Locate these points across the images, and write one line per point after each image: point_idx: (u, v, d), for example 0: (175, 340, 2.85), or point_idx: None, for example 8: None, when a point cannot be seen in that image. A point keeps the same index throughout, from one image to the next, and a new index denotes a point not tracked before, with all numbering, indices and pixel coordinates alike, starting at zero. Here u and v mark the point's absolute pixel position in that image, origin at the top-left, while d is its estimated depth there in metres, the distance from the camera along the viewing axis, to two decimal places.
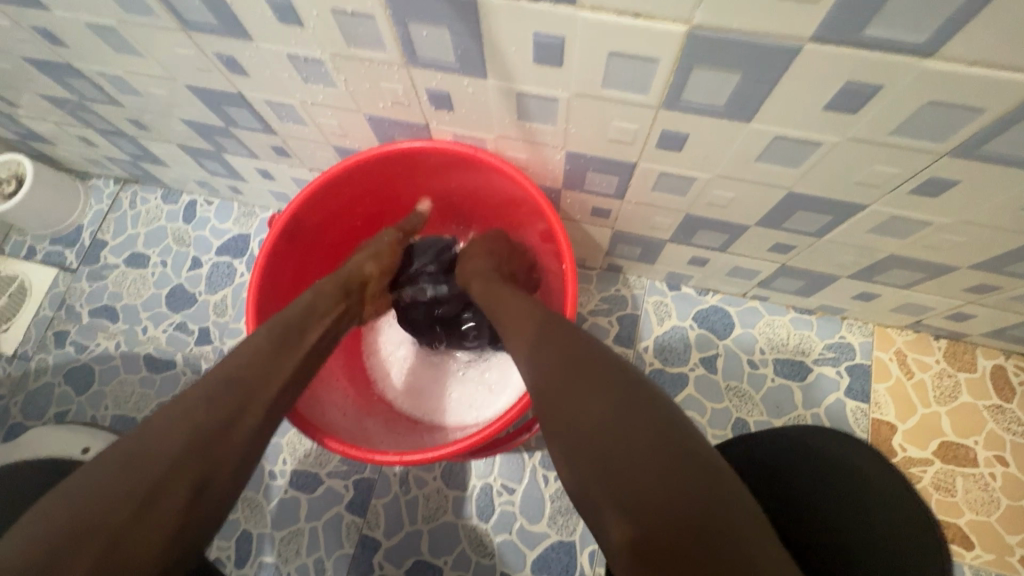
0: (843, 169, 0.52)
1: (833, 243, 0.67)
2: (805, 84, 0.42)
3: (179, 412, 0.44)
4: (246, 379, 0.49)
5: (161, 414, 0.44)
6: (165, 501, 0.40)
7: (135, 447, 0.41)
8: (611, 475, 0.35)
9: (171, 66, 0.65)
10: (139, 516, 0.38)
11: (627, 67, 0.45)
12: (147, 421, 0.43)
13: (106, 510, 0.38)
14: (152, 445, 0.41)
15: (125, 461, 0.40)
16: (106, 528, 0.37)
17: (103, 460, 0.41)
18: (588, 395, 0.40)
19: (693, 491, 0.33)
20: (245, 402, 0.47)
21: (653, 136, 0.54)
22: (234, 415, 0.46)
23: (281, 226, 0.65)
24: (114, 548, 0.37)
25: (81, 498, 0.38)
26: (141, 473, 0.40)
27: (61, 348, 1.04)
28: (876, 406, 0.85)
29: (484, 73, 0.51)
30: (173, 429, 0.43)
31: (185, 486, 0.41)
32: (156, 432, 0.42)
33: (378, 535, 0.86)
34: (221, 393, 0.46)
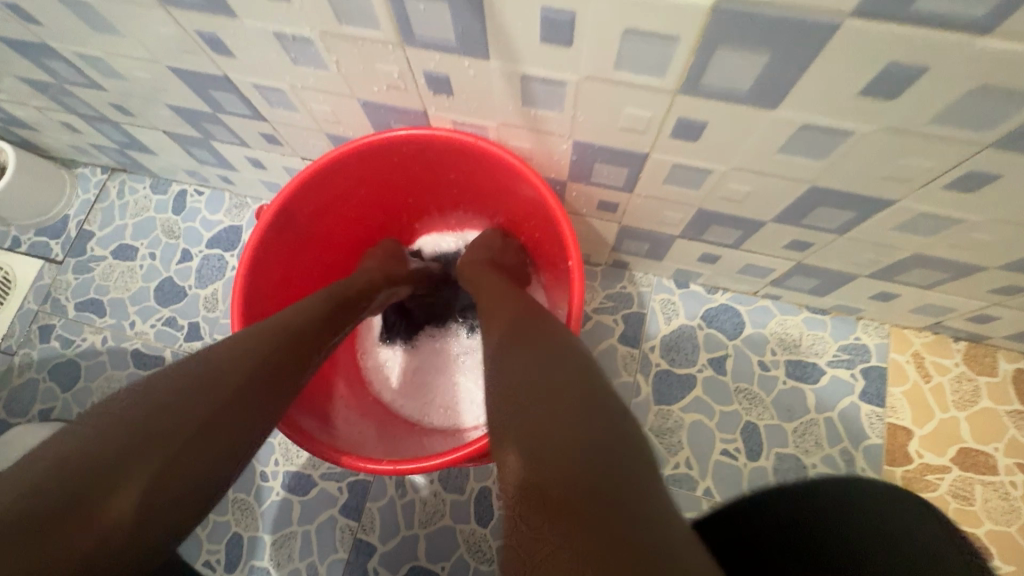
0: (874, 161, 0.48)
1: (855, 240, 0.63)
2: (840, 66, 0.38)
3: (242, 353, 0.44)
4: (297, 335, 0.49)
5: (223, 351, 0.44)
6: (225, 435, 0.39)
7: (201, 367, 0.41)
8: (529, 427, 0.34)
9: (152, 47, 0.61)
10: (203, 441, 0.38)
11: (643, 46, 0.41)
12: (206, 352, 0.43)
13: (173, 428, 0.37)
14: (219, 369, 0.42)
15: (190, 385, 0.39)
16: (170, 446, 0.36)
17: (165, 381, 0.39)
18: (529, 363, 0.40)
19: (604, 445, 0.32)
20: (295, 358, 0.48)
21: (668, 124, 0.50)
22: (286, 368, 0.46)
23: (270, 217, 0.61)
24: (175, 468, 0.36)
25: (143, 404, 0.37)
26: (207, 390, 0.40)
27: (46, 342, 1.00)
28: (892, 410, 0.81)
29: (486, 54, 0.47)
30: (240, 367, 0.43)
31: (243, 426, 0.41)
32: (218, 358, 0.42)
33: (373, 540, 0.83)
34: (272, 343, 0.47)
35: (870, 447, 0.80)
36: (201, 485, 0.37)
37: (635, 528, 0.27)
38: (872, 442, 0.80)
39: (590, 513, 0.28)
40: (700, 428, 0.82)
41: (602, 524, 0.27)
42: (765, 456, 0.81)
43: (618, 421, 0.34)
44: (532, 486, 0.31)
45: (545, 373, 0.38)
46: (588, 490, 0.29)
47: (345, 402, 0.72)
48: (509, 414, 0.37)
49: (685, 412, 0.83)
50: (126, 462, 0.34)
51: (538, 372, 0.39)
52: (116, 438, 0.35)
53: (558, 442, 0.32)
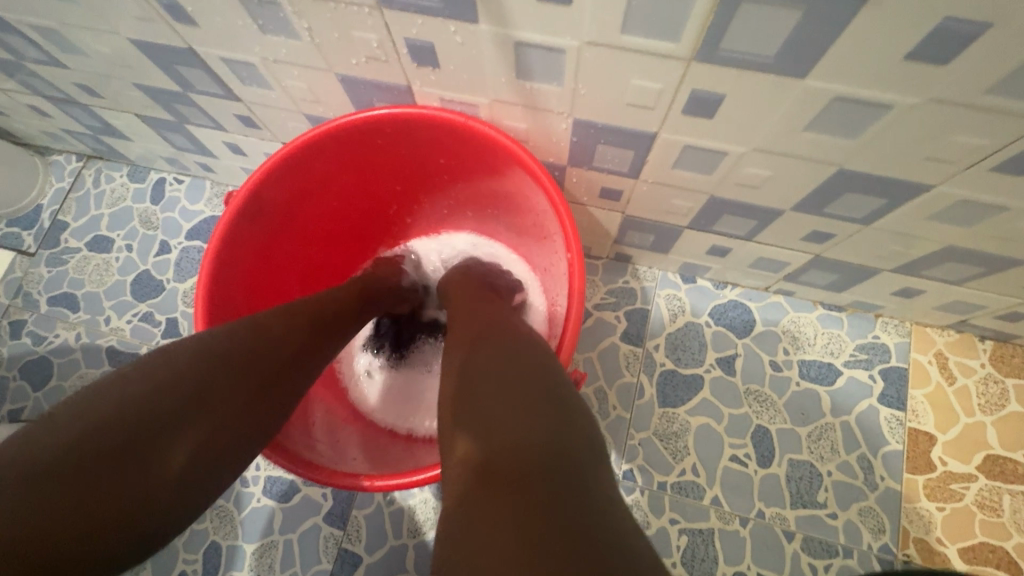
0: (913, 140, 0.42)
1: (882, 231, 0.58)
2: (885, 23, 0.33)
3: (283, 326, 0.46)
4: (324, 314, 0.51)
5: (265, 319, 0.45)
6: (267, 403, 0.42)
7: (242, 339, 0.42)
8: (480, 407, 0.34)
9: (109, 15, 0.55)
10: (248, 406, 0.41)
11: (654, 3, 0.36)
12: (241, 323, 0.44)
13: (223, 391, 0.39)
14: (258, 345, 0.43)
15: (238, 351, 0.41)
16: (223, 407, 0.39)
17: (215, 342, 0.41)
18: (489, 352, 0.40)
19: (552, 423, 0.32)
20: (323, 336, 0.50)
21: (680, 98, 0.44)
22: (317, 345, 0.49)
23: (240, 204, 0.56)
24: (224, 428, 0.39)
25: (189, 368, 0.38)
26: (250, 365, 0.41)
27: (16, 339, 0.95)
28: (913, 414, 0.76)
29: (475, 17, 0.41)
30: (280, 341, 0.45)
31: (279, 396, 0.44)
32: (257, 333, 0.44)
33: (359, 550, 0.78)
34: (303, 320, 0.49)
35: (889, 454, 0.74)
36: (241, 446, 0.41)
37: (571, 496, 0.27)
38: (892, 448, 0.75)
39: (529, 481, 0.27)
40: (708, 433, 0.77)
41: (539, 491, 0.27)
42: (778, 462, 0.76)
43: (568, 406, 0.34)
44: (473, 459, 0.30)
45: (511, 370, 0.37)
46: (531, 463, 0.28)
47: (331, 419, 0.66)
48: (460, 396, 0.37)
49: (692, 416, 0.78)
50: (183, 418, 0.37)
51: (505, 368, 0.37)
52: (173, 394, 0.37)
53: (503, 420, 0.32)
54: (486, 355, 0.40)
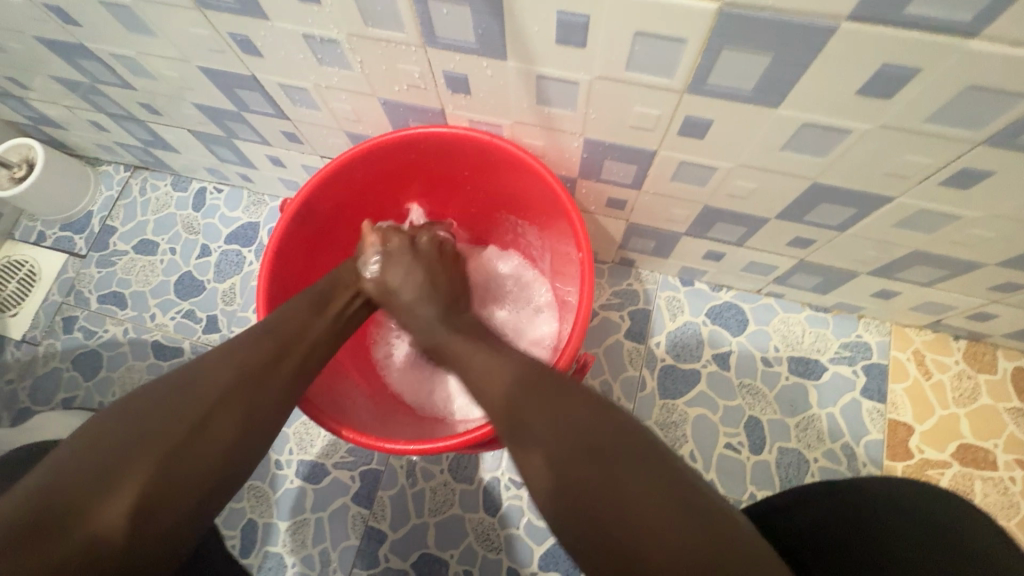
0: (873, 159, 0.50)
1: (856, 237, 0.65)
2: (838, 66, 0.41)
3: (224, 353, 0.47)
4: (287, 335, 0.52)
5: (209, 355, 0.47)
6: (217, 427, 0.42)
7: (188, 376, 0.44)
8: (582, 480, 0.37)
9: (184, 48, 0.64)
10: (193, 435, 0.40)
11: (652, 48, 0.44)
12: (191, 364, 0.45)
13: (163, 427, 0.39)
14: (207, 375, 0.44)
15: (178, 387, 0.42)
16: (163, 440, 0.39)
17: (150, 387, 0.42)
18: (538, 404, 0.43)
19: (655, 480, 0.36)
20: (284, 355, 0.50)
21: (675, 122, 0.52)
22: (278, 361, 0.49)
23: (293, 212, 0.64)
24: (173, 461, 0.39)
25: (126, 416, 0.39)
26: (193, 399, 0.42)
27: (69, 333, 1.03)
28: (893, 406, 0.83)
29: (504, 55, 0.50)
30: (230, 364, 0.46)
31: (235, 416, 0.43)
32: (205, 367, 0.45)
33: (384, 528, 0.85)
34: (265, 348, 0.49)
35: (871, 443, 0.81)
36: (200, 476, 0.40)
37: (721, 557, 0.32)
38: (873, 437, 0.82)
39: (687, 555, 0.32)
40: (705, 422, 0.84)
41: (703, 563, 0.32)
42: (768, 450, 0.82)
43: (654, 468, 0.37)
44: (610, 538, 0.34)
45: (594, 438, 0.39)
46: (675, 534, 0.33)
47: (357, 385, 0.75)
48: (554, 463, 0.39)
49: (689, 406, 0.85)
50: (123, 463, 0.37)
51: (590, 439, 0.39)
52: (117, 439, 0.38)
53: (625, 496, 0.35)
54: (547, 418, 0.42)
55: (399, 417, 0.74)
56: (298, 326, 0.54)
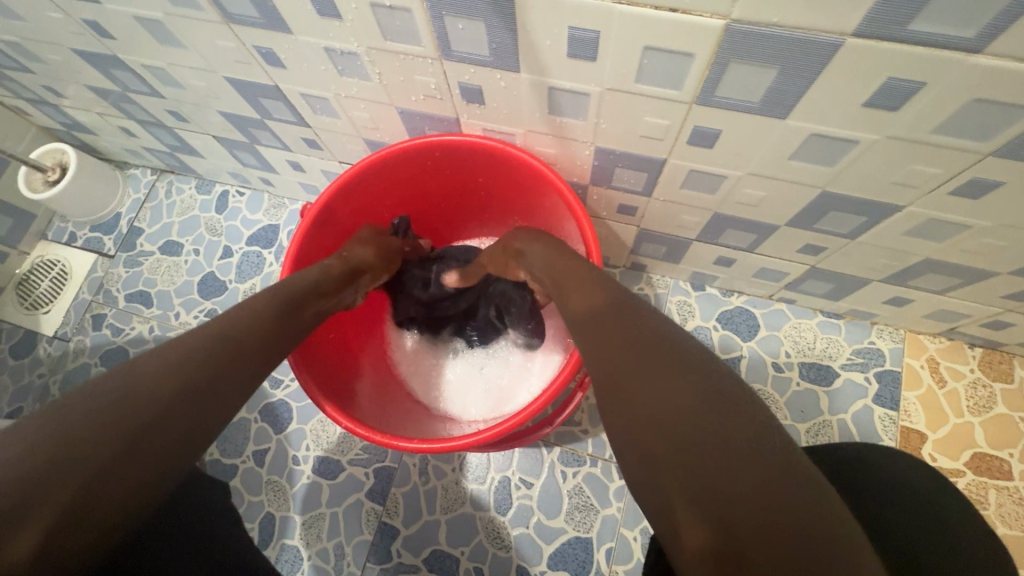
0: (881, 168, 0.51)
1: (867, 245, 0.65)
2: (843, 80, 0.42)
3: (173, 356, 0.40)
4: (239, 341, 0.46)
5: (154, 354, 0.40)
6: (144, 456, 0.36)
7: (130, 381, 0.37)
8: (657, 432, 0.31)
9: (211, 59, 0.67)
10: (119, 464, 0.34)
11: (662, 61, 0.45)
12: (139, 361, 0.39)
13: (82, 453, 0.33)
14: (149, 382, 0.38)
15: (107, 400, 0.36)
16: (81, 472, 0.33)
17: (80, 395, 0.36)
18: (619, 346, 0.37)
19: (745, 446, 0.29)
20: (232, 365, 0.43)
21: (685, 132, 0.53)
22: (223, 374, 0.42)
23: (313, 217, 0.66)
24: (92, 495, 0.33)
25: (54, 426, 0.33)
26: (130, 412, 0.36)
27: (98, 330, 1.07)
28: (906, 414, 0.83)
29: (517, 67, 0.51)
30: (180, 369, 0.40)
31: (173, 439, 0.37)
32: (150, 370, 0.38)
33: (397, 523, 0.87)
34: (219, 354, 0.43)
35: None
36: (117, 513, 0.34)
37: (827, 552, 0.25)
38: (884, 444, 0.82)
39: (777, 534, 0.26)
40: None
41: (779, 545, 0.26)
42: None
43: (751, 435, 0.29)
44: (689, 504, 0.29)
45: (682, 409, 0.31)
46: (773, 512, 0.26)
47: (367, 381, 0.77)
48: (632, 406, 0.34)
49: None
50: (50, 488, 0.32)
51: (678, 409, 0.31)
52: (38, 453, 0.32)
53: (719, 472, 0.28)
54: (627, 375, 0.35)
55: (407, 415, 0.75)
56: (252, 333, 0.47)
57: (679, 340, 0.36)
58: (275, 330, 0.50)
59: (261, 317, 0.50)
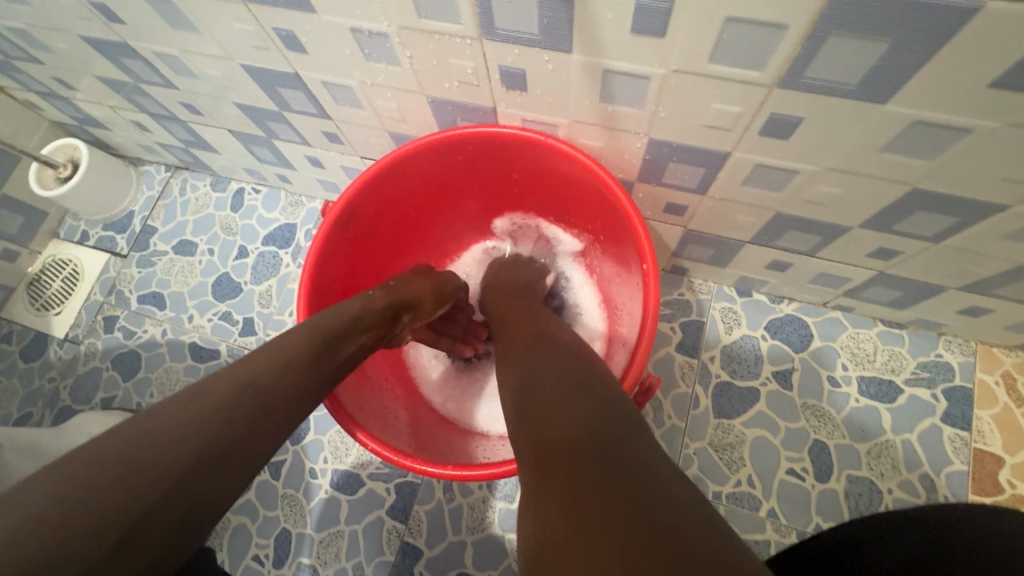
0: (993, 162, 0.44)
1: (952, 249, 0.58)
2: (966, 56, 0.35)
3: (193, 414, 0.36)
4: (269, 395, 0.41)
5: (175, 412, 0.36)
6: (146, 541, 0.31)
7: (143, 447, 0.33)
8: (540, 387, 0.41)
9: (227, 45, 0.62)
10: (122, 550, 0.31)
11: (745, 36, 0.38)
12: (158, 421, 0.35)
13: (81, 533, 0.30)
14: (162, 451, 0.34)
15: (114, 466, 0.32)
16: (72, 558, 0.29)
17: (84, 460, 0.32)
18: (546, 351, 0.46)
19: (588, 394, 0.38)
20: (262, 424, 0.39)
21: (758, 121, 0.47)
22: (250, 435, 0.38)
23: (337, 215, 0.61)
24: None
25: (62, 501, 0.30)
26: (143, 489, 0.32)
27: (110, 333, 1.03)
28: (979, 434, 0.75)
29: (569, 47, 0.45)
30: (200, 433, 0.36)
31: (183, 515, 0.33)
32: (168, 434, 0.35)
33: (419, 544, 0.81)
34: (242, 410, 0.39)
35: (953, 474, 0.74)
36: None
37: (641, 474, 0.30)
38: (956, 468, 0.74)
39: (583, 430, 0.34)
40: (764, 445, 0.78)
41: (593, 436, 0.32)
42: (836, 477, 0.76)
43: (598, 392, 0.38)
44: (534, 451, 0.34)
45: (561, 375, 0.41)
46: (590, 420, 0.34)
47: (392, 395, 0.72)
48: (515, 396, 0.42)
49: (747, 427, 0.79)
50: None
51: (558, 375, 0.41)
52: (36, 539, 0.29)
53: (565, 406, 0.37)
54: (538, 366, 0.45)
55: (436, 432, 0.71)
56: (288, 382, 0.43)
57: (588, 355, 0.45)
58: (313, 379, 0.45)
59: (297, 361, 0.45)
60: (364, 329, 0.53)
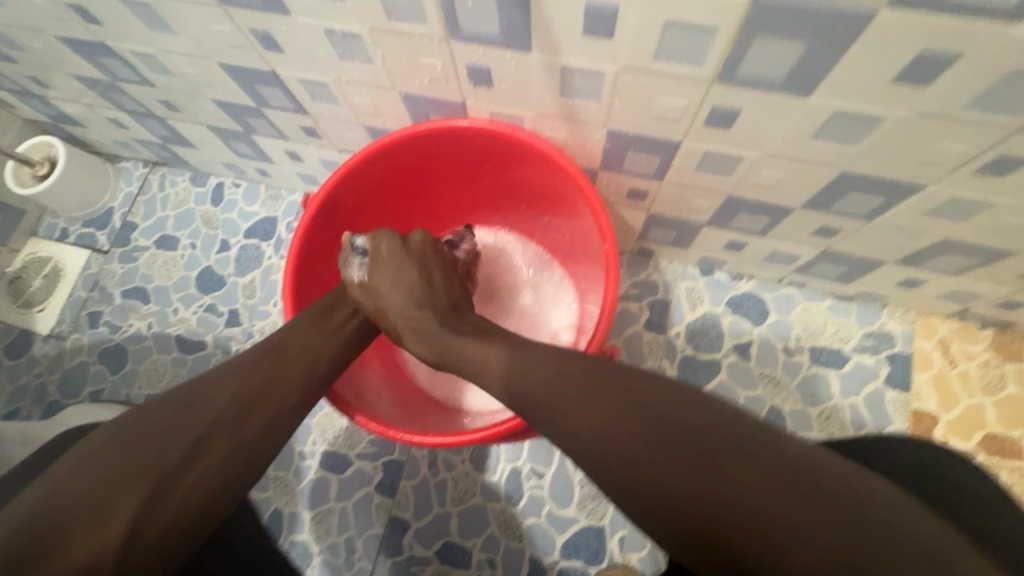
0: (907, 146, 0.49)
1: (883, 226, 0.64)
2: (872, 54, 0.40)
3: (227, 372, 0.47)
4: (285, 353, 0.52)
5: (214, 371, 0.47)
6: (204, 460, 0.42)
7: (193, 392, 0.45)
8: (669, 484, 0.35)
9: (204, 44, 0.64)
10: (188, 458, 0.41)
11: (682, 38, 0.43)
12: (201, 377, 0.47)
13: (158, 446, 0.41)
14: (207, 393, 0.45)
15: (170, 410, 0.43)
16: (154, 463, 0.40)
17: (143, 410, 0.43)
18: (622, 409, 0.38)
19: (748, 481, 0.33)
20: (281, 378, 0.49)
21: (703, 112, 0.51)
22: (274, 383, 0.48)
23: (317, 207, 0.64)
24: (168, 482, 0.40)
25: (142, 427, 0.42)
26: (198, 414, 0.43)
27: (95, 328, 1.05)
28: (917, 395, 0.82)
29: (529, 47, 0.49)
30: (236, 378, 0.47)
31: (229, 436, 0.44)
32: (210, 383, 0.46)
33: (407, 517, 0.86)
34: (265, 362, 0.49)
35: (894, 432, 0.81)
36: (193, 501, 0.40)
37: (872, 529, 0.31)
38: (896, 426, 0.81)
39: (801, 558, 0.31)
40: None
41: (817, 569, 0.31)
42: None
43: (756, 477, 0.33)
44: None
45: (691, 452, 0.35)
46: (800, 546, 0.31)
47: (381, 378, 0.76)
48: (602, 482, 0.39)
49: None
50: (135, 475, 0.39)
51: (682, 454, 0.35)
52: (129, 450, 0.40)
53: (742, 515, 0.33)
54: (628, 436, 0.37)
55: (420, 409, 0.75)
56: (302, 343, 0.54)
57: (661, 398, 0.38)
58: (322, 337, 0.56)
59: (301, 326, 0.55)
60: (357, 292, 0.63)
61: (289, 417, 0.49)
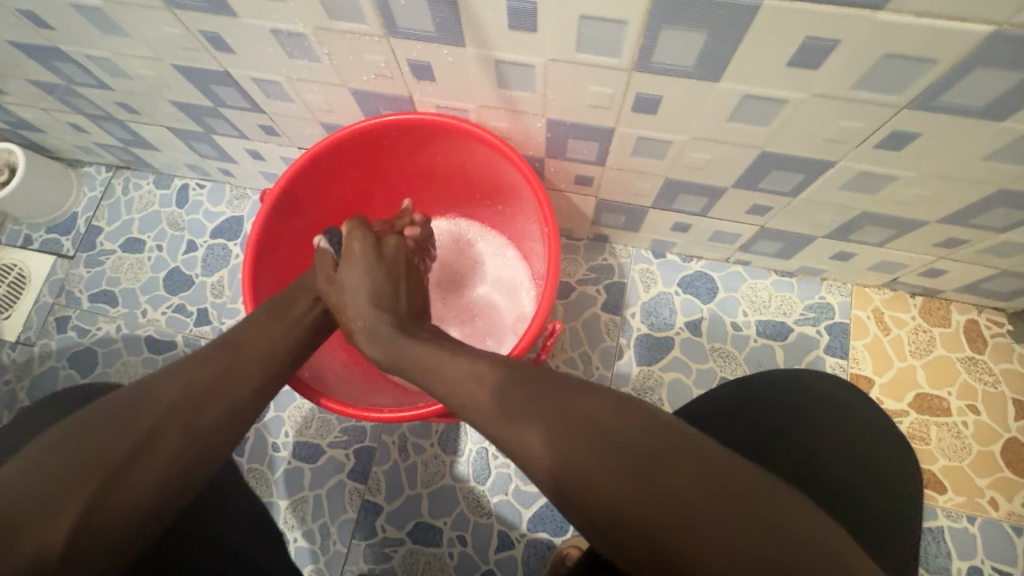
0: (812, 125, 0.54)
1: (808, 202, 0.69)
2: (764, 42, 0.44)
3: (173, 372, 0.47)
4: (237, 350, 0.51)
5: (160, 371, 0.47)
6: (153, 458, 0.42)
7: (135, 395, 0.44)
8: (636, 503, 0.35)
9: (158, 47, 0.66)
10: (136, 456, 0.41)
11: (597, 30, 0.47)
12: (144, 379, 0.46)
13: (102, 448, 0.41)
14: (151, 394, 0.45)
15: (117, 414, 0.43)
16: (97, 465, 0.40)
17: (87, 415, 0.43)
18: (582, 436, 0.39)
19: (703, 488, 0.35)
20: (232, 376, 0.49)
21: (629, 99, 0.56)
22: (225, 378, 0.48)
23: (272, 202, 0.67)
24: (112, 481, 0.40)
25: (82, 432, 0.41)
26: (142, 416, 0.43)
27: (63, 333, 1.06)
28: (854, 361, 0.88)
29: (463, 42, 0.53)
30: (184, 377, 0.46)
31: (179, 434, 0.43)
32: (155, 385, 0.45)
33: (380, 500, 0.89)
34: (214, 360, 0.49)
35: None
36: (146, 497, 0.41)
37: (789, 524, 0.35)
38: None
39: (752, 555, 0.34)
40: (679, 385, 0.89)
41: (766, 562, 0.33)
42: None
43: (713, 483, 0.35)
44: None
45: (652, 471, 0.36)
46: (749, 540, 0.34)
47: (342, 361, 0.79)
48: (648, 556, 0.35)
49: (664, 371, 0.90)
50: (75, 478, 0.39)
51: (644, 472, 0.36)
52: (70, 453, 0.40)
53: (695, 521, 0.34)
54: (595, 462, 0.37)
55: (382, 390, 0.78)
56: (257, 341, 0.53)
57: (615, 418, 0.39)
58: (277, 333, 0.55)
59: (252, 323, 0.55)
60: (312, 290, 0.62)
61: (245, 409, 0.48)
